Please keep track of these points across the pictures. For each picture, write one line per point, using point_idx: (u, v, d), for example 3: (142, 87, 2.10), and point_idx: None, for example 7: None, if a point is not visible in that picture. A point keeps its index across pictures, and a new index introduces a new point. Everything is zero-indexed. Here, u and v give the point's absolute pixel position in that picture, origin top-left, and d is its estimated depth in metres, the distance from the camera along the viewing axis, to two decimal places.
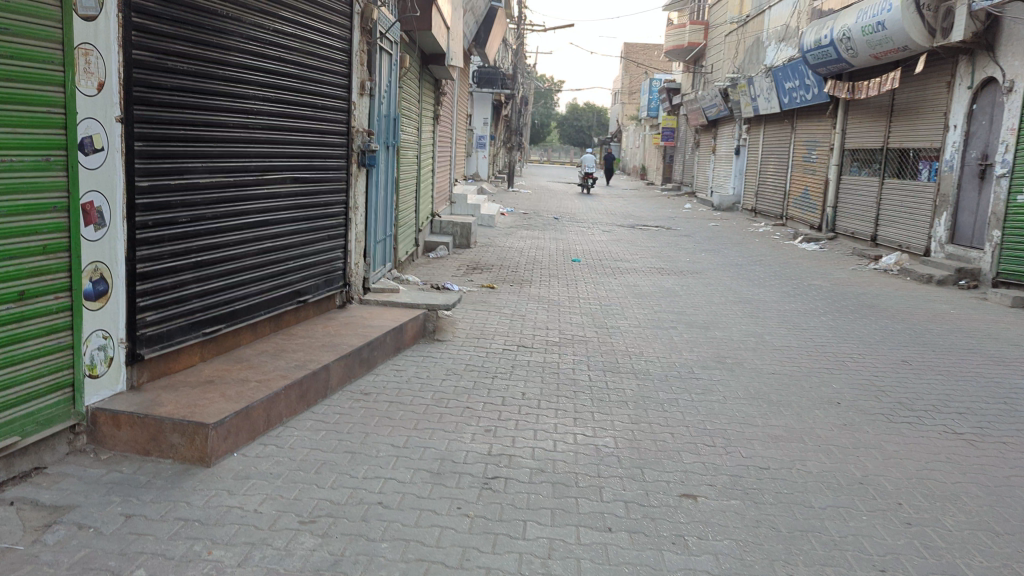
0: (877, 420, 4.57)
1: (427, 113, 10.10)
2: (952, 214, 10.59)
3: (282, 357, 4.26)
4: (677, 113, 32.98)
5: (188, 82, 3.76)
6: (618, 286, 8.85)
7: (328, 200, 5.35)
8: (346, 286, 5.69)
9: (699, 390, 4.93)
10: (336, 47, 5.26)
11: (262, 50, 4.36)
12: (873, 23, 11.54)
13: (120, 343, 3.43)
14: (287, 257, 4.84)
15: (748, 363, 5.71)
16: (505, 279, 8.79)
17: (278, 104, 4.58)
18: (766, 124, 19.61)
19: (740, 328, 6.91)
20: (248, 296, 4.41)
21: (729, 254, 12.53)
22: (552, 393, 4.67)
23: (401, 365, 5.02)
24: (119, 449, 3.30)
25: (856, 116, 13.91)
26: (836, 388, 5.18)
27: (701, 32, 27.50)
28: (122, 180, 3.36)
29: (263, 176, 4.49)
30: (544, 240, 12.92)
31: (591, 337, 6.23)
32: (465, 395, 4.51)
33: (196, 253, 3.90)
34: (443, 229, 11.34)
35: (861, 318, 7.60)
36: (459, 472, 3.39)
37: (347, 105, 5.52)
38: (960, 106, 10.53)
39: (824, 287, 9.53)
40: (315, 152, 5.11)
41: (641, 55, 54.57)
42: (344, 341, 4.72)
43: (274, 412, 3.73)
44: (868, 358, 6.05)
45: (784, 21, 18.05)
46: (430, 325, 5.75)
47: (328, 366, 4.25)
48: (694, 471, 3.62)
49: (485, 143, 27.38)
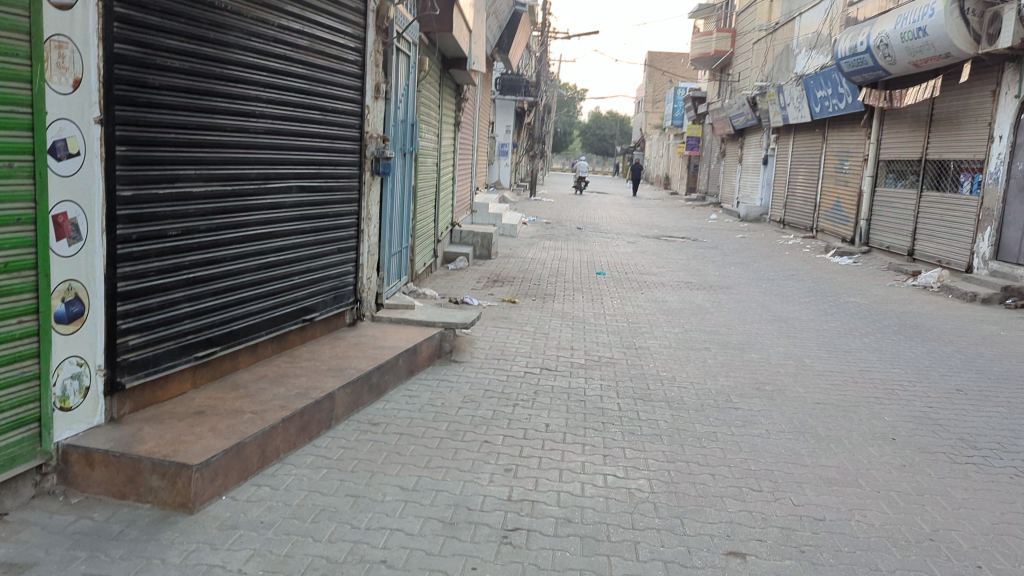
0: (939, 461, 4.12)
1: (448, 119, 9.75)
2: (998, 229, 10.09)
3: (284, 384, 3.89)
4: (702, 121, 32.52)
5: (181, 81, 3.41)
6: (645, 302, 8.43)
7: (339, 210, 4.99)
8: (357, 302, 5.32)
9: (739, 423, 4.49)
10: (349, 47, 4.91)
11: (265, 47, 4.01)
12: (913, 28, 11.07)
13: (97, 371, 3.07)
14: (292, 272, 4.48)
15: (790, 390, 5.27)
16: (527, 294, 8.40)
17: (283, 107, 4.23)
18: (796, 134, 19.11)
19: (778, 350, 6.47)
20: (248, 316, 4.05)
21: (759, 269, 12.07)
22: (578, 424, 4.26)
23: (415, 391, 4.64)
24: (92, 492, 2.95)
25: (892, 125, 13.42)
26: (890, 422, 4.72)
27: (728, 40, 27.05)
28: (102, 188, 3.01)
29: (267, 185, 4.14)
30: (567, 252, 12.52)
31: (619, 359, 5.81)
32: (483, 426, 4.11)
33: (187, 269, 3.54)
34: (463, 239, 10.98)
35: (907, 340, 7.14)
36: (475, 523, 3.00)
37: (359, 109, 5.16)
38: (1005, 116, 10.03)
39: (862, 305, 9.05)
40: (325, 159, 4.76)
41: (665, 64, 54.06)
42: (352, 364, 4.34)
43: (270, 448, 3.35)
44: (919, 386, 5.58)
45: (815, 28, 17.58)
46: (446, 345, 5.38)
47: (332, 395, 3.87)
48: (740, 523, 3.20)
49: (507, 151, 27.02)
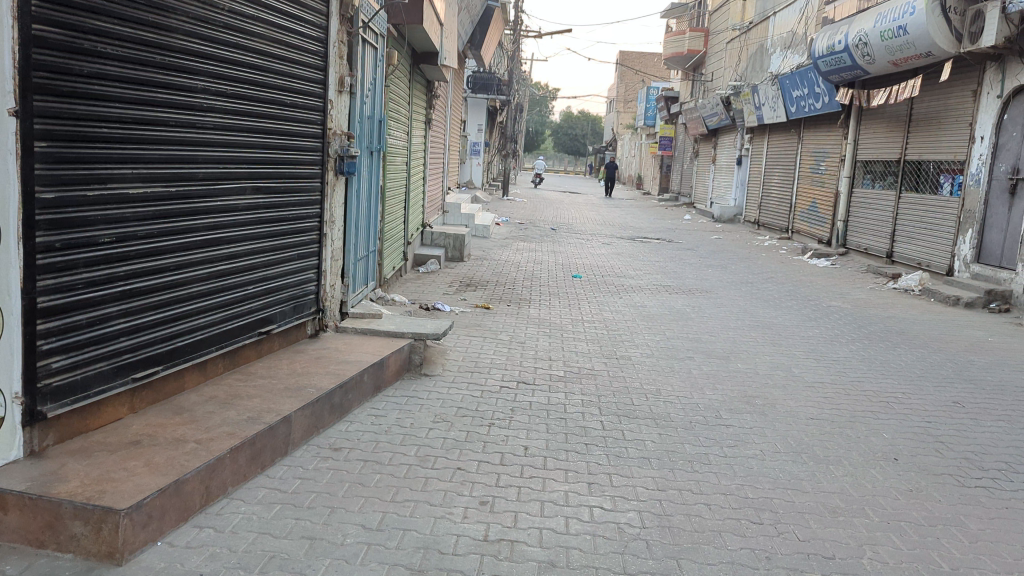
0: (946, 484, 3.81)
1: (418, 116, 9.36)
2: (978, 231, 9.91)
3: (235, 407, 3.51)
4: (674, 120, 32.35)
5: (115, 69, 3.03)
6: (624, 307, 8.12)
7: (299, 213, 4.61)
8: (319, 312, 4.94)
9: (731, 443, 4.18)
10: (309, 36, 4.53)
11: (215, 34, 3.64)
12: (893, 27, 10.86)
13: (13, 401, 2.69)
14: (246, 280, 4.10)
15: (781, 404, 4.97)
16: (501, 298, 8.05)
17: (236, 101, 3.86)
18: (770, 133, 18.95)
19: (765, 360, 6.17)
20: (194, 331, 3.67)
21: (737, 271, 11.83)
22: (560, 447, 3.92)
23: (381, 409, 4.27)
24: (5, 539, 2.58)
25: (870, 125, 13.24)
26: (890, 440, 4.41)
27: (702, 40, 26.88)
28: (16, 190, 2.64)
29: (217, 186, 3.76)
30: (541, 254, 12.20)
31: (599, 371, 5.47)
32: (456, 451, 3.75)
33: (123, 280, 3.17)
34: (435, 241, 10.60)
35: (894, 348, 6.87)
36: (447, 570, 2.64)
37: (323, 103, 4.78)
38: (987, 116, 9.84)
39: (845, 309, 8.80)
40: (284, 158, 4.38)
41: (637, 64, 53.98)
42: (313, 383, 3.97)
43: (215, 483, 2.99)
44: (913, 399, 5.30)
45: (791, 27, 17.39)
46: (416, 357, 5.03)
47: (288, 418, 3.50)
48: (743, 564, 2.87)
49: (480, 150, 26.67)
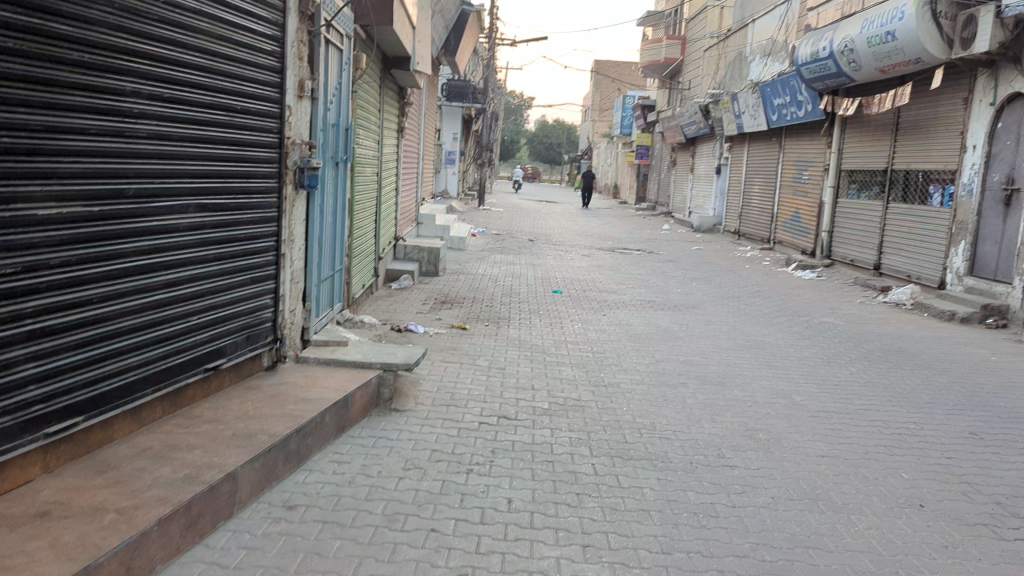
0: (982, 538, 3.39)
1: (390, 124, 8.91)
2: (971, 244, 9.58)
3: (171, 462, 3.01)
4: (651, 129, 32.11)
5: (18, 67, 2.56)
6: (608, 325, 7.68)
7: (252, 232, 4.11)
8: (276, 342, 4.45)
9: (737, 489, 3.73)
10: (263, 35, 4.06)
11: (147, 28, 3.15)
12: (881, 33, 10.54)
13: None
14: (190, 310, 3.60)
15: (787, 439, 4.53)
16: (478, 317, 7.58)
17: (176, 106, 3.38)
18: (750, 142, 18.66)
19: (763, 385, 5.75)
20: (126, 371, 3.17)
21: (721, 284, 11.45)
22: (548, 499, 3.44)
23: (345, 455, 3.78)
24: None
25: (854, 134, 12.94)
26: (911, 482, 3.98)
27: (679, 47, 26.67)
28: None
29: (153, 204, 3.28)
30: (519, 267, 11.76)
31: (587, 401, 5.01)
32: (430, 507, 3.27)
33: (32, 317, 2.67)
34: (408, 255, 10.11)
35: (896, 370, 6.48)
36: None
37: (280, 109, 4.30)
38: (979, 124, 9.53)
39: (838, 326, 8.41)
40: (234, 171, 3.90)
41: (613, 71, 53.91)
42: (264, 428, 3.47)
43: (139, 563, 2.49)
44: (928, 430, 4.88)
45: (770, 34, 17.14)
46: (384, 391, 4.54)
47: (233, 474, 3.00)
48: None
49: (455, 159, 26.26)
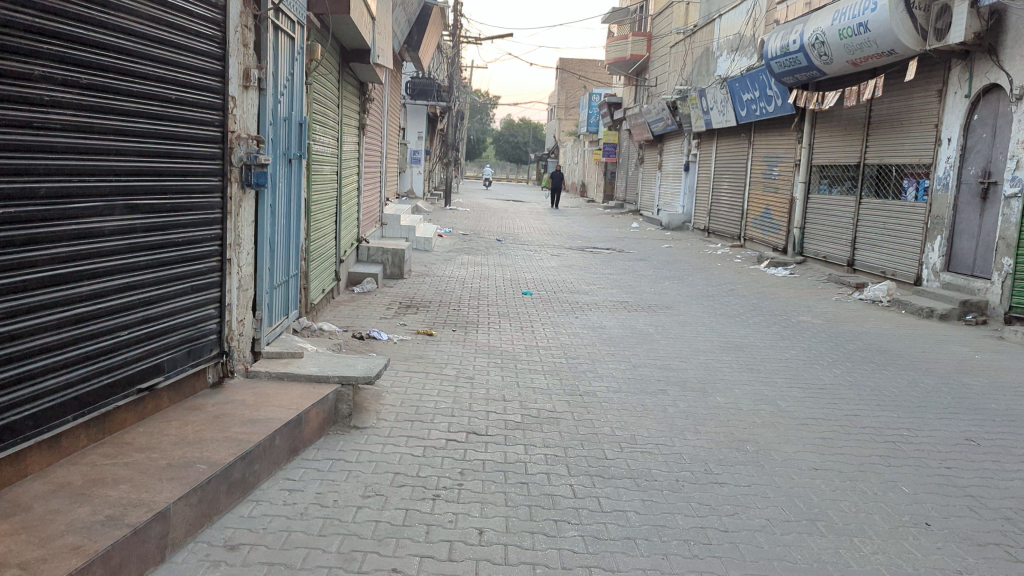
0: (997, 561, 3.10)
1: (350, 121, 8.51)
2: (948, 238, 9.38)
3: (94, 501, 2.64)
4: (618, 127, 31.90)
5: None
6: (582, 329, 7.36)
7: (192, 236, 3.73)
8: (221, 356, 4.06)
9: (729, 510, 3.41)
10: (201, 17, 3.67)
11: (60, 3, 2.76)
12: (853, 24, 10.33)
13: None
14: (120, 323, 3.22)
15: (777, 450, 4.24)
16: (446, 321, 7.23)
17: (98, 94, 2.99)
18: (719, 138, 18.47)
19: (747, 391, 5.46)
20: (42, 396, 2.78)
21: (695, 283, 11.18)
22: (523, 529, 3.10)
23: (297, 481, 3.41)
24: None
25: (825, 128, 12.77)
26: (912, 497, 3.69)
27: (644, 44, 26.47)
28: None
29: (70, 206, 2.89)
30: (486, 268, 11.41)
31: (563, 413, 4.69)
32: (392, 542, 2.91)
33: None
34: (372, 256, 9.72)
35: (880, 371, 6.23)
36: None
37: (223, 99, 3.91)
38: (954, 116, 9.35)
39: (817, 325, 8.17)
40: (171, 168, 3.51)
41: (579, 69, 53.75)
42: (204, 455, 3.09)
43: None
44: (921, 437, 4.60)
45: (737, 29, 16.95)
46: (343, 407, 4.17)
47: (165, 513, 2.63)
48: None
49: (421, 158, 25.78)
